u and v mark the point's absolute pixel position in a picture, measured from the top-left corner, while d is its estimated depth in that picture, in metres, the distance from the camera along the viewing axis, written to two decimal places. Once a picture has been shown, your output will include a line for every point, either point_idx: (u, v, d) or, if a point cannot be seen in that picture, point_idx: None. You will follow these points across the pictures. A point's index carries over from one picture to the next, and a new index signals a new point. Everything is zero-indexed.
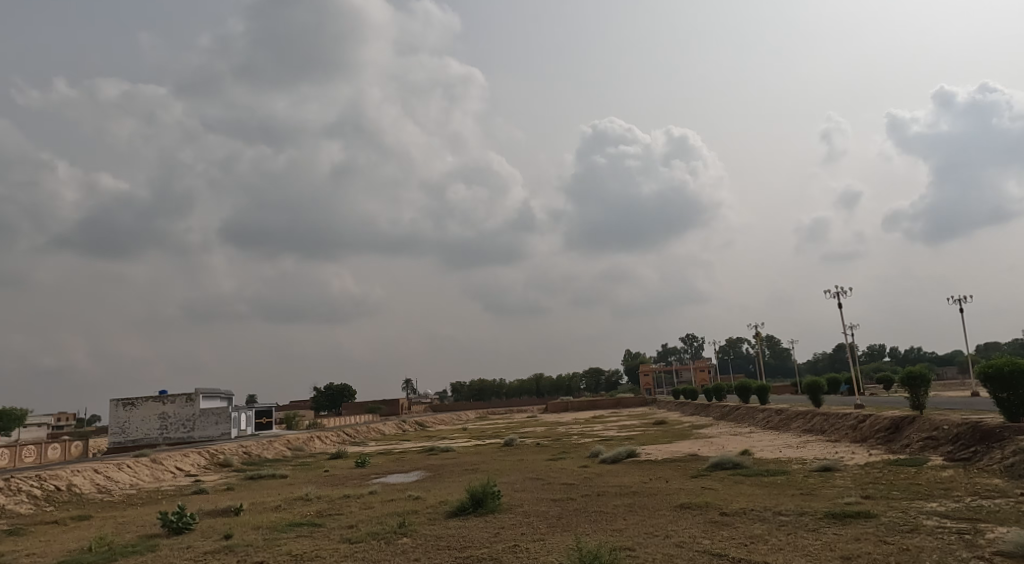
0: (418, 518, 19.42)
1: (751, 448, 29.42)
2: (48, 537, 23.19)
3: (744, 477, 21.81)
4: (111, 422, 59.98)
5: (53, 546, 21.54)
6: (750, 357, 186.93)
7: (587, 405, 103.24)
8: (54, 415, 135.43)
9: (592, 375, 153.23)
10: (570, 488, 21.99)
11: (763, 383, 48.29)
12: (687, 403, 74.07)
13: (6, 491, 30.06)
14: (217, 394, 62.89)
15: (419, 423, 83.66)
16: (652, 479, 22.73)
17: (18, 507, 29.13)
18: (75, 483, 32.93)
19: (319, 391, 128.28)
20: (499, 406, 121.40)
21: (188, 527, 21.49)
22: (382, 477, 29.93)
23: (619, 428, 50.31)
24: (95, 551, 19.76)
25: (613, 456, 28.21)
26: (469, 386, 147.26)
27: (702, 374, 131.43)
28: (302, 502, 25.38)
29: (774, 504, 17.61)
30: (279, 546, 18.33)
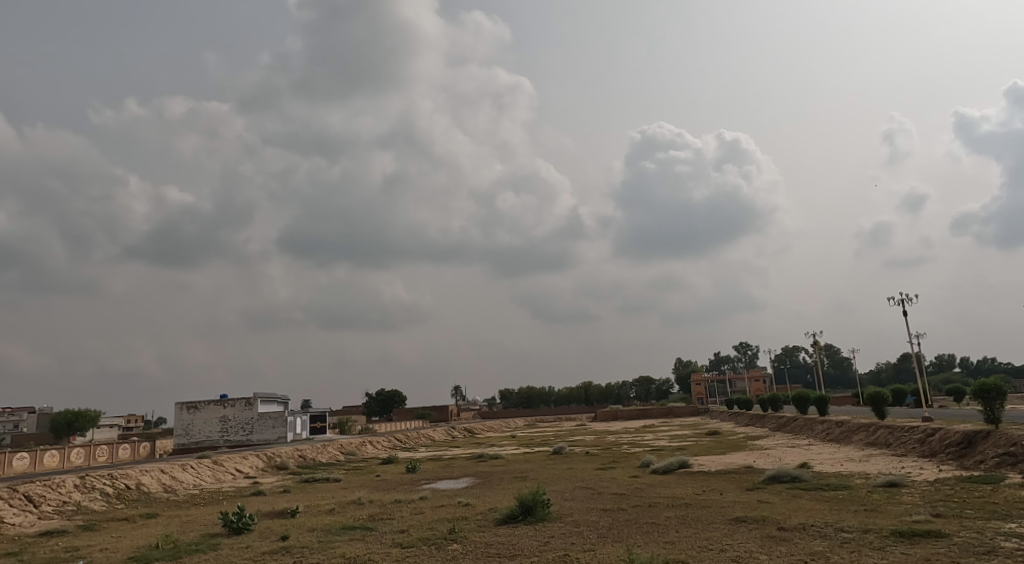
0: (468, 524, 19.46)
1: (810, 461, 28.60)
2: (118, 534, 23.97)
3: (804, 491, 21.23)
4: (176, 424, 61.88)
5: (123, 542, 22.27)
6: (808, 367, 182.46)
7: (638, 415, 102.09)
8: (125, 417, 141.76)
9: (642, 384, 151.49)
10: (621, 498, 21.73)
11: (823, 393, 46.94)
12: (742, 413, 72.57)
13: (80, 487, 31.25)
14: (274, 398, 64.33)
15: (468, 430, 83.95)
16: (705, 491, 22.30)
17: (92, 504, 30.25)
18: (143, 482, 34.02)
19: (371, 397, 130.18)
20: (549, 415, 121.22)
21: (248, 527, 22.02)
22: (433, 483, 30.14)
23: (670, 438, 49.51)
24: (160, 548, 20.35)
25: (665, 466, 27.80)
26: (517, 395, 147.71)
27: (757, 386, 128.60)
28: (355, 506, 25.71)
29: (837, 521, 17.07)
30: (334, 548, 18.57)
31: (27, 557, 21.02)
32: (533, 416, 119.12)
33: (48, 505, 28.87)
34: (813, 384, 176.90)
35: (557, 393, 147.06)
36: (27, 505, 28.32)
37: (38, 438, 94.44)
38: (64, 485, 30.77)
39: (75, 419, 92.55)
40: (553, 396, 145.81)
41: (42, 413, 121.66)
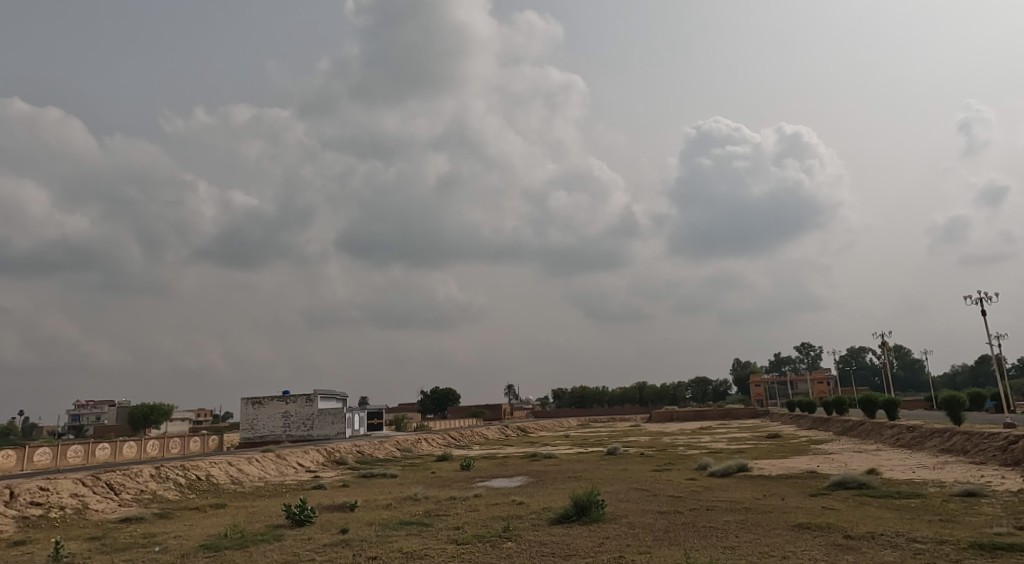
0: (523, 523, 19.47)
1: (879, 467, 27.65)
2: (190, 522, 24.84)
3: (873, 499, 20.52)
4: (242, 418, 63.74)
5: (195, 530, 23.07)
6: (876, 369, 176.71)
7: (695, 416, 100.60)
8: (195, 410, 147.42)
9: (699, 385, 148.91)
10: (677, 501, 21.36)
11: (893, 397, 45.34)
12: (805, 416, 70.78)
13: (156, 477, 32.47)
14: (332, 395, 65.65)
15: (521, 428, 84.05)
16: (766, 496, 21.77)
17: (166, 493, 31.38)
18: (213, 474, 35.16)
19: (425, 394, 131.74)
20: (602, 415, 120.64)
21: (310, 519, 22.49)
22: (487, 481, 30.25)
23: (729, 441, 48.54)
24: (228, 537, 20.97)
25: (723, 469, 27.26)
26: (570, 395, 147.44)
27: (821, 387, 125.40)
28: (411, 501, 26.01)
29: (909, 530, 16.44)
30: (391, 543, 18.83)
31: (107, 541, 21.99)
32: (587, 415, 118.67)
33: (128, 493, 30.09)
34: (880, 386, 171.22)
35: (611, 393, 145.97)
36: (108, 492, 29.59)
37: (115, 430, 98.73)
38: (141, 474, 32.02)
39: (150, 412, 96.25)
40: (607, 396, 144.86)
41: (118, 406, 127.17)
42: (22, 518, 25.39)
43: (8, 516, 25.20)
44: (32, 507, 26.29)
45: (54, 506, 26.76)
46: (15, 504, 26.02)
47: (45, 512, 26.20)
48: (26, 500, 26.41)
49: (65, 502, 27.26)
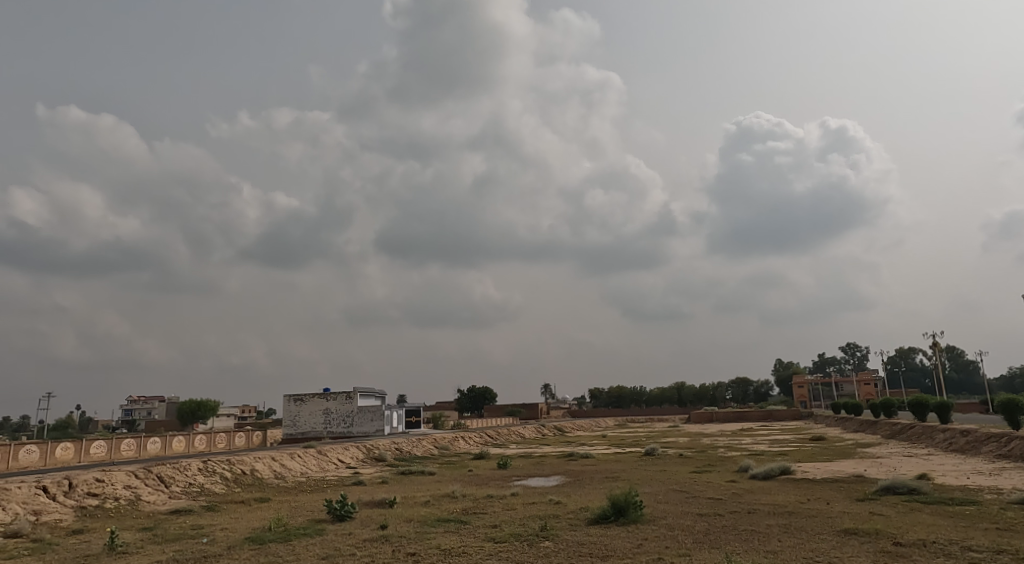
0: (560, 522, 19.40)
1: (930, 472, 26.88)
2: (236, 515, 25.32)
3: (923, 505, 19.96)
4: (284, 415, 64.85)
5: (240, 523, 23.51)
6: (926, 370, 172.04)
7: (735, 417, 99.27)
8: (238, 407, 150.57)
9: (740, 386, 147.10)
10: (717, 503, 21.06)
11: (945, 400, 44.09)
12: (851, 419, 69.27)
13: (203, 471, 33.17)
14: (372, 393, 66.36)
15: (558, 428, 83.91)
16: (810, 499, 21.34)
17: (213, 486, 32.03)
18: (257, 468, 35.79)
19: (462, 393, 132.42)
20: (641, 415, 120.00)
21: (350, 514, 22.74)
22: (524, 479, 30.23)
23: (771, 443, 47.62)
24: (272, 530, 21.32)
25: (766, 471, 26.81)
26: (607, 394, 146.82)
27: (868, 389, 122.71)
28: (449, 499, 26.12)
29: (962, 538, 15.96)
30: (429, 539, 18.94)
31: (158, 532, 22.55)
32: (624, 415, 118.01)
33: (177, 486, 30.80)
34: (931, 388, 166.70)
35: (650, 393, 144.90)
36: (159, 484, 30.34)
37: (166, 426, 101.48)
38: (189, 468, 32.76)
39: (198, 408, 98.54)
40: (644, 397, 143.83)
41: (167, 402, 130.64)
42: (79, 508, 26.20)
43: (66, 506, 26.03)
44: (88, 497, 27.11)
45: (109, 497, 27.55)
46: (72, 495, 26.86)
47: (100, 502, 26.98)
48: (83, 491, 27.24)
49: (119, 493, 28.04)
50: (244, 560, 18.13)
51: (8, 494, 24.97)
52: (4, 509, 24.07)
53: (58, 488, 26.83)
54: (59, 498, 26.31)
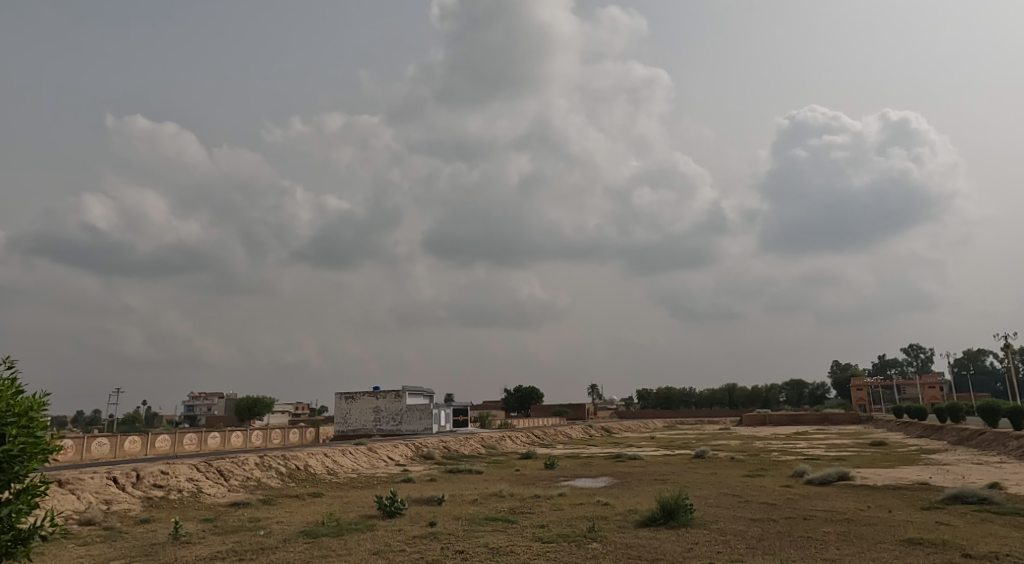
0: (608, 524, 19.23)
1: (1000, 481, 25.78)
2: (291, 509, 25.83)
3: (993, 516, 19.14)
4: (336, 412, 65.96)
5: (295, 516, 23.99)
6: (997, 374, 165.46)
7: (790, 420, 97.07)
8: (292, 404, 153.96)
9: (795, 387, 144.34)
10: (771, 508, 20.57)
11: (1018, 405, 42.23)
12: (914, 423, 67.04)
13: (260, 465, 33.96)
14: (420, 392, 67.01)
15: (606, 429, 83.53)
16: (871, 507, 20.67)
17: (269, 480, 32.76)
18: (311, 464, 36.49)
19: (509, 392, 132.74)
20: (691, 416, 118.51)
21: (400, 511, 22.95)
22: (572, 480, 30.05)
23: (827, 447, 46.44)
24: (325, 525, 21.68)
25: (822, 476, 26.10)
26: (656, 395, 145.46)
27: (933, 393, 118.66)
28: (496, 498, 26.16)
29: None
30: (477, 538, 18.97)
31: (219, 524, 23.15)
32: (673, 417, 116.73)
33: (235, 479, 31.59)
34: (1003, 393, 160.17)
35: (700, 394, 142.92)
36: (219, 477, 31.16)
37: (223, 422, 104.53)
38: (247, 463, 33.58)
39: (254, 405, 101.12)
40: (694, 398, 142.01)
41: (225, 399, 134.49)
42: (146, 499, 27.07)
43: (134, 496, 26.93)
44: (154, 488, 28.01)
45: (173, 489, 28.42)
46: (140, 486, 27.78)
47: (165, 494, 27.84)
48: (149, 483, 28.15)
49: (182, 485, 28.90)
50: (300, 552, 18.47)
51: (81, 484, 25.94)
52: (77, 498, 25.02)
53: (127, 479, 27.78)
54: (127, 489, 27.22)
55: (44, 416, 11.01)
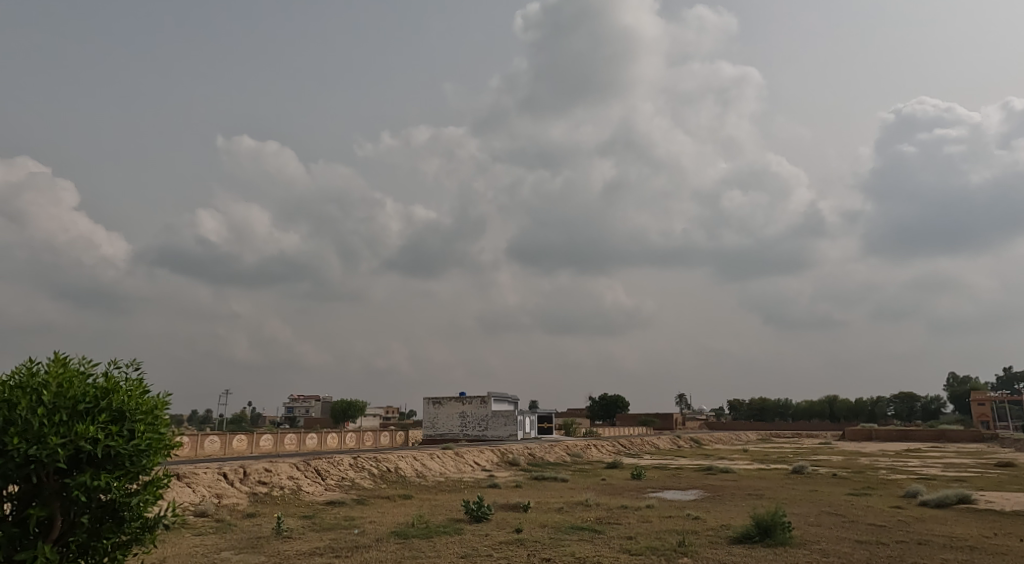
0: (699, 539, 18.61)
1: None
2: (383, 510, 26.34)
3: None
4: (424, 416, 67.01)
5: (387, 517, 24.45)
6: None
7: (899, 436, 91.94)
8: (382, 407, 158.18)
9: (904, 401, 137.29)
10: (880, 530, 19.40)
11: None
12: None
13: (353, 466, 34.85)
14: (505, 398, 67.34)
15: (695, 440, 81.51)
16: (993, 534, 19.19)
17: (362, 481, 33.56)
18: (401, 467, 37.16)
19: (594, 400, 131.72)
20: (788, 429, 113.93)
21: (487, 516, 23.01)
22: (660, 492, 29.31)
23: (942, 467, 43.55)
24: (415, 526, 21.99)
25: (937, 498, 24.43)
26: (749, 406, 141.15)
27: None
28: (582, 507, 25.84)
29: None
30: (563, 546, 18.72)
31: (317, 521, 23.85)
32: (769, 429, 112.85)
33: (331, 479, 32.54)
34: None
35: (797, 406, 137.38)
36: (317, 476, 32.20)
37: (319, 423, 108.38)
38: (342, 463, 34.58)
39: (348, 408, 104.36)
40: (790, 410, 136.96)
41: (321, 401, 139.69)
42: (252, 494, 28.24)
43: (242, 491, 28.15)
44: (259, 485, 29.20)
45: (275, 485, 29.55)
46: (246, 482, 29.03)
47: (269, 490, 28.97)
48: (255, 479, 29.38)
49: (284, 482, 30.02)
50: (390, 552, 18.74)
51: (195, 477, 27.33)
52: (193, 491, 26.35)
53: (235, 475, 29.11)
54: (235, 484, 28.52)
55: (167, 413, 11.47)
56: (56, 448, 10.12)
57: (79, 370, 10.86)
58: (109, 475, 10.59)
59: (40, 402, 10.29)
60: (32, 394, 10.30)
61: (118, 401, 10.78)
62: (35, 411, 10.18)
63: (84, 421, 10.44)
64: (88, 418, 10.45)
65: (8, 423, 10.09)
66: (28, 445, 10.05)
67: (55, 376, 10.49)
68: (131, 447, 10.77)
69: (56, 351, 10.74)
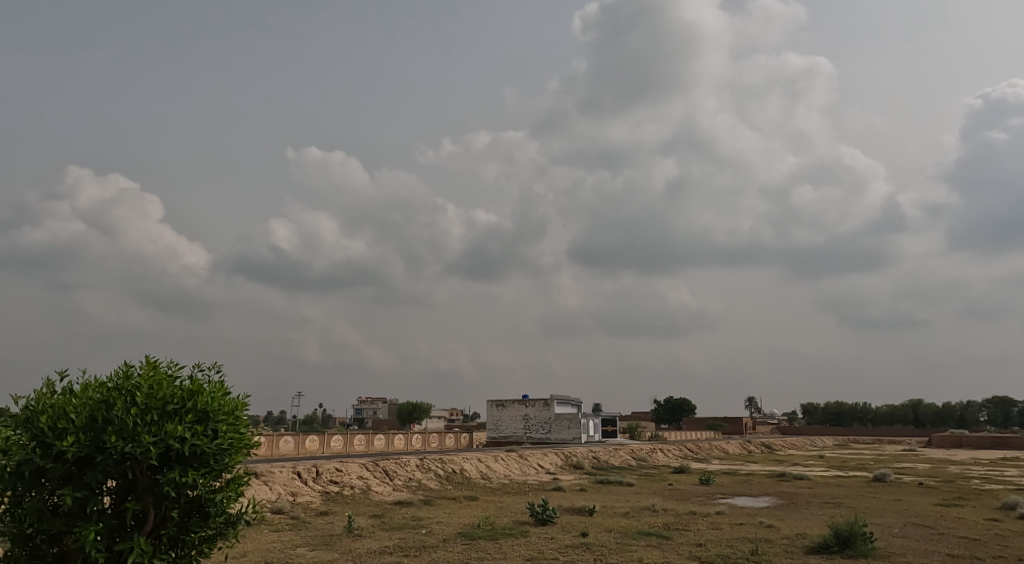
0: (773, 548, 17.96)
1: None
2: (449, 510, 26.48)
3: None
4: (488, 419, 67.21)
5: (453, 518, 24.54)
6: None
7: (992, 443, 87.06)
8: (448, 410, 159.83)
9: (998, 406, 130.04)
10: (974, 545, 18.30)
11: None
12: None
13: (420, 467, 35.20)
14: (568, 401, 66.97)
15: (766, 444, 79.28)
16: None
17: (429, 482, 33.85)
18: (466, 468, 37.32)
19: (660, 403, 129.76)
20: (867, 435, 109.28)
21: (553, 518, 22.79)
22: (730, 498, 28.50)
23: None
24: (481, 528, 21.99)
25: None
26: (824, 411, 136.55)
27: None
28: (649, 512, 25.34)
29: None
30: (631, 552, 18.35)
31: (387, 520, 24.10)
32: (847, 435, 108.75)
33: (399, 479, 32.92)
34: None
35: (877, 411, 131.75)
36: (385, 477, 32.62)
37: (386, 424, 110.16)
38: (408, 464, 34.96)
39: (413, 410, 105.62)
40: (869, 415, 131.77)
41: (388, 403, 142.05)
42: (324, 493, 28.79)
43: (315, 490, 28.73)
44: (331, 484, 29.78)
45: (346, 485, 30.06)
46: (319, 481, 29.61)
47: (340, 490, 29.50)
48: (327, 479, 29.96)
49: (354, 482, 30.52)
50: (457, 553, 18.75)
51: (272, 476, 28.06)
52: (269, 488, 27.05)
53: (309, 474, 29.75)
54: (309, 483, 29.14)
55: (246, 414, 11.72)
56: (149, 446, 10.47)
57: (167, 373, 11.19)
58: (196, 472, 10.86)
59: (134, 403, 10.68)
60: (126, 395, 10.69)
61: (203, 402, 11.05)
62: (130, 411, 10.57)
63: (173, 421, 10.75)
64: (176, 418, 10.76)
65: (108, 422, 10.53)
66: (125, 443, 10.43)
67: (147, 378, 10.86)
68: (214, 446, 11.02)
69: (147, 355, 11.12)
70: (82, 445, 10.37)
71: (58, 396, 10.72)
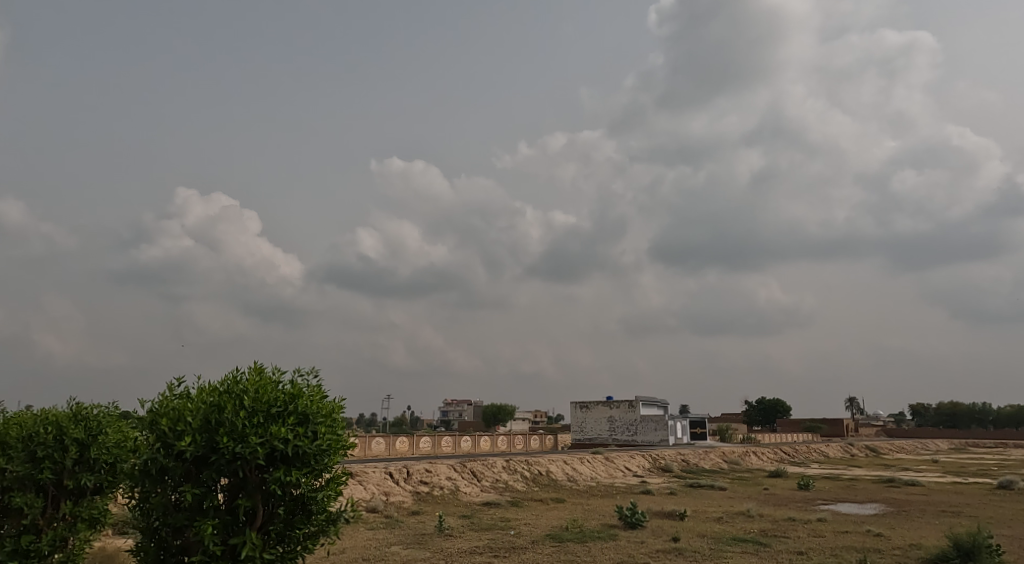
0: (884, 558, 16.84)
1: None
2: (537, 512, 26.34)
3: None
4: (572, 420, 66.78)
5: (541, 520, 24.33)
6: None
7: None
8: (532, 412, 160.11)
9: None
10: None
11: None
12: None
13: (507, 469, 35.16)
14: (653, 402, 65.67)
15: (870, 447, 75.38)
16: None
17: (516, 483, 33.78)
18: (552, 470, 37.09)
19: (752, 405, 125.86)
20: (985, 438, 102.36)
21: (642, 522, 22.22)
22: (833, 504, 27.04)
23: None
24: (570, 530, 21.65)
25: None
26: (936, 412, 128.90)
27: None
28: (744, 518, 24.39)
29: None
30: (727, 559, 17.61)
31: (475, 520, 24.15)
32: (964, 437, 102.12)
33: (486, 480, 32.99)
34: None
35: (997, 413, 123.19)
36: (472, 478, 32.74)
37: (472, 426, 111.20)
38: (495, 466, 34.98)
39: (499, 411, 106.18)
40: (988, 417, 123.46)
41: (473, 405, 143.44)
42: (415, 493, 29.14)
43: (406, 490, 29.11)
44: (421, 484, 30.11)
45: (436, 485, 30.34)
46: (409, 482, 29.98)
47: (430, 490, 29.78)
48: (417, 479, 30.32)
49: (444, 483, 30.75)
50: (547, 554, 18.58)
51: (366, 476, 28.64)
52: (364, 488, 27.56)
53: (400, 474, 30.18)
54: (400, 483, 29.54)
55: (343, 417, 11.80)
56: (256, 446, 10.69)
57: (271, 378, 11.47)
58: (299, 471, 10.99)
59: (242, 406, 10.97)
60: (235, 399, 11.01)
61: (303, 405, 11.21)
62: (238, 414, 10.86)
63: (277, 423, 10.96)
64: (279, 420, 10.96)
65: (220, 424, 10.86)
66: (235, 444, 10.70)
67: (252, 383, 11.13)
68: (315, 447, 11.14)
69: (253, 361, 11.42)
70: (198, 445, 10.77)
71: (178, 400, 11.27)
